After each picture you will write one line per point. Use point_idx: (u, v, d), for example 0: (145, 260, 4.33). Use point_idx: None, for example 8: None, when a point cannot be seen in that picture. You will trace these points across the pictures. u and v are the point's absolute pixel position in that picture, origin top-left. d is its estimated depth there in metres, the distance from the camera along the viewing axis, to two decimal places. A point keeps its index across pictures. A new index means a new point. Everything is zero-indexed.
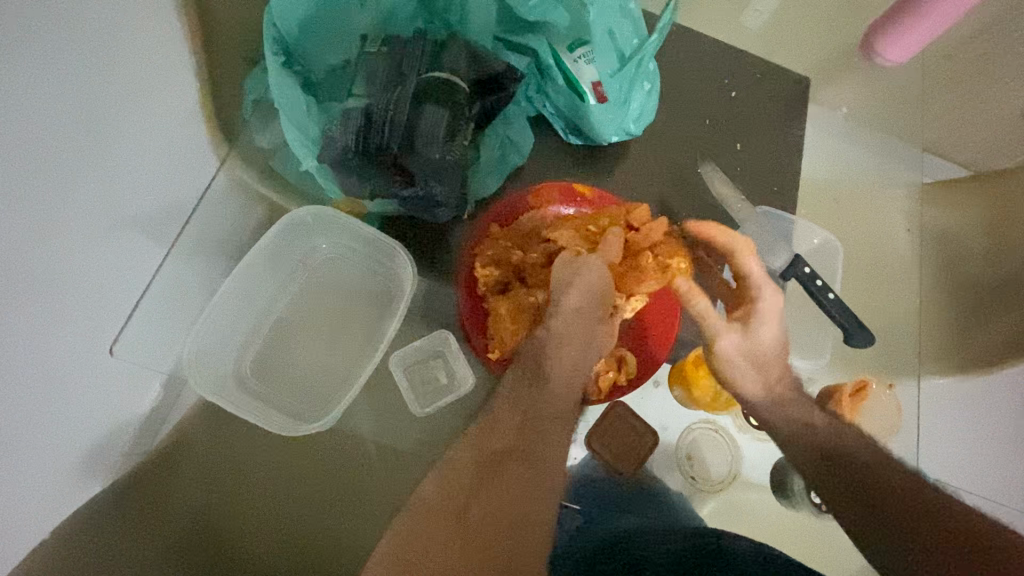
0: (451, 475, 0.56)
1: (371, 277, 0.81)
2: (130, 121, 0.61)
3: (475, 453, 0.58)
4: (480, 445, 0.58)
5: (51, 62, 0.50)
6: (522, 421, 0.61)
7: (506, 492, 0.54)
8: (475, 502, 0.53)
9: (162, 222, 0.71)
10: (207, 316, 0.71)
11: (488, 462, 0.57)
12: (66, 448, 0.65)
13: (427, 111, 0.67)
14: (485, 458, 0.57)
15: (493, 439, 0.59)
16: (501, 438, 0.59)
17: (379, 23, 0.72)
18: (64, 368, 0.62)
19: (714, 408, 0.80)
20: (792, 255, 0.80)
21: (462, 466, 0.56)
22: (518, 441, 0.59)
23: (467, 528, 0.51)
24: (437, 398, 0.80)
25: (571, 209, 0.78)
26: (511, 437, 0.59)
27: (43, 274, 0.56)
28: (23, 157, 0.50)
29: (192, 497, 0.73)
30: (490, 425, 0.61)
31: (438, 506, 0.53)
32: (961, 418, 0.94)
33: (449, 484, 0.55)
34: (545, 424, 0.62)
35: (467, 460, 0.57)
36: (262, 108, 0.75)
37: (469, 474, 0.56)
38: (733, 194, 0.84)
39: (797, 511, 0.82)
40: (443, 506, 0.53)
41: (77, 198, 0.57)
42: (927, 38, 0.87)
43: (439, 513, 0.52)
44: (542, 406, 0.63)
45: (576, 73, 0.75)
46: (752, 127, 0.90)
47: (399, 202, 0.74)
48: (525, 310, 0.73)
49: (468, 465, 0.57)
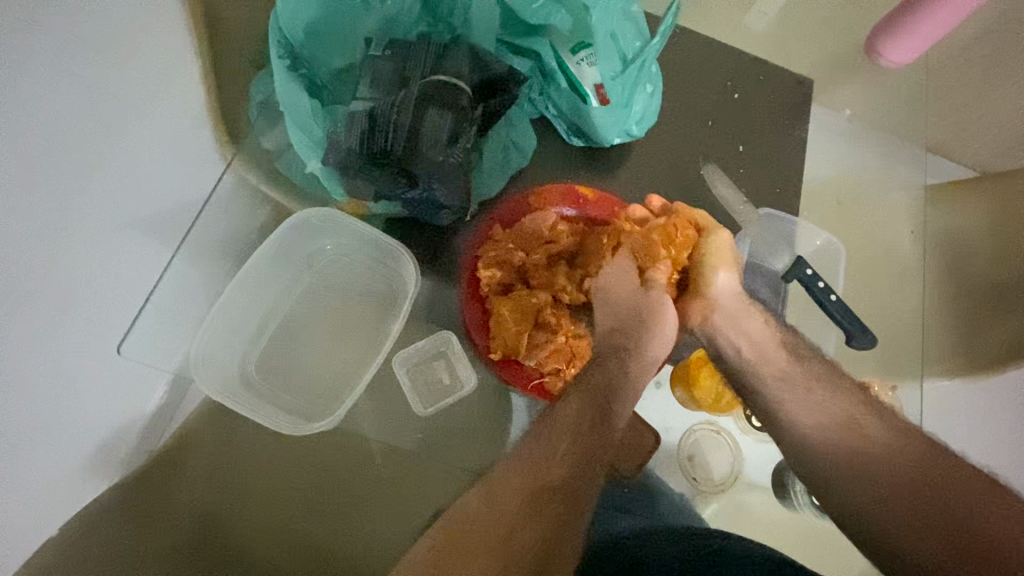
0: (497, 497, 0.51)
1: (374, 278, 0.81)
2: (135, 121, 0.62)
3: (526, 483, 0.51)
4: (531, 472, 0.52)
5: (52, 66, 0.51)
6: (583, 456, 0.54)
7: (549, 529, 0.48)
8: (519, 532, 0.48)
9: (167, 223, 0.72)
10: (212, 316, 0.72)
11: (539, 495, 0.50)
12: (71, 446, 0.66)
13: (430, 114, 0.67)
14: (536, 491, 0.51)
15: (549, 471, 0.52)
16: (559, 472, 0.52)
17: (383, 26, 0.73)
18: (70, 367, 0.63)
19: (715, 409, 0.80)
20: (793, 257, 0.83)
21: (511, 491, 0.51)
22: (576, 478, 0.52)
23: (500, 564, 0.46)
24: (440, 398, 0.82)
25: (574, 211, 0.78)
26: (570, 462, 0.53)
27: (48, 272, 0.57)
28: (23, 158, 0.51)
29: (201, 494, 0.73)
30: (549, 442, 0.55)
31: (478, 529, 0.48)
32: (965, 421, 0.94)
33: (494, 506, 0.50)
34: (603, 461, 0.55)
35: (517, 484, 0.51)
36: (268, 112, 0.77)
37: (518, 502, 0.50)
38: (736, 197, 0.85)
39: (799, 512, 0.82)
40: (483, 531, 0.48)
41: (82, 197, 0.58)
42: (930, 41, 0.87)
43: (474, 538, 0.48)
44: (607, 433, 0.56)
45: (577, 75, 0.76)
46: (754, 129, 0.90)
47: (402, 204, 0.74)
48: (526, 310, 0.74)
49: (515, 491, 0.51)
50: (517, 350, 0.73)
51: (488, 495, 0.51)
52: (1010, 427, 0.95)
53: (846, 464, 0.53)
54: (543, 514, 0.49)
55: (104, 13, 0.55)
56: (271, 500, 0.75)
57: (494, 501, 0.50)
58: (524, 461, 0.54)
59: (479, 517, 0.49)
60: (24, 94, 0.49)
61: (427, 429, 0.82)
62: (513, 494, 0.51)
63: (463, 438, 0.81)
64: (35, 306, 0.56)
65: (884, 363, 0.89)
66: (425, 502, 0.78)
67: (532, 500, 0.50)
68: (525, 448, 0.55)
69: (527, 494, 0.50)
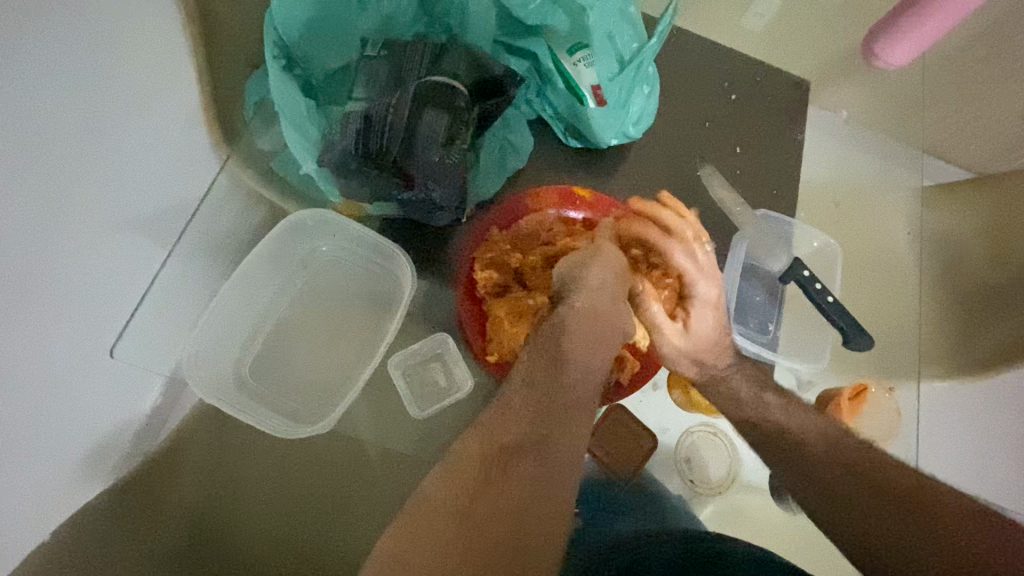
0: (455, 476, 0.47)
1: (369, 279, 0.81)
2: (130, 120, 0.61)
3: (482, 453, 0.48)
4: (486, 442, 0.50)
5: (45, 64, 0.50)
6: (539, 413, 0.52)
7: (513, 496, 0.45)
8: (479, 505, 0.44)
9: (161, 223, 0.71)
10: (206, 317, 0.72)
11: (497, 462, 0.47)
12: (64, 447, 0.65)
13: (427, 114, 0.67)
14: (494, 455, 0.48)
15: (507, 434, 0.50)
16: (515, 433, 0.50)
17: (380, 27, 0.72)
18: (63, 366, 0.62)
19: (712, 412, 0.80)
20: (791, 258, 0.81)
21: (467, 468, 0.47)
22: (535, 432, 0.51)
23: (466, 541, 0.42)
24: (436, 400, 0.81)
25: (571, 212, 0.77)
26: (528, 423, 0.51)
27: (43, 273, 0.56)
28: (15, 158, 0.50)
29: (193, 495, 0.73)
30: (506, 410, 0.53)
31: (434, 511, 0.44)
32: (962, 422, 0.94)
33: (453, 486, 0.46)
34: (565, 418, 0.53)
35: (472, 458, 0.48)
36: (264, 112, 0.75)
37: (477, 474, 0.46)
38: (733, 197, 0.84)
39: (800, 518, 0.79)
40: (441, 509, 0.44)
41: (77, 196, 0.58)
42: (923, 43, 0.87)
43: (435, 522, 0.43)
44: (567, 394, 0.55)
45: (575, 76, 0.75)
46: (751, 130, 0.90)
47: (399, 205, 0.74)
48: (524, 312, 0.73)
49: (473, 463, 0.48)
50: (515, 352, 0.73)
51: (443, 475, 0.48)
52: (1006, 430, 0.95)
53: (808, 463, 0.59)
54: (508, 484, 0.46)
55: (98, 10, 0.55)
56: (266, 493, 0.76)
57: (457, 475, 0.47)
58: (475, 434, 0.51)
59: (439, 497, 0.45)
60: (16, 92, 0.49)
61: (424, 431, 0.81)
62: (472, 467, 0.47)
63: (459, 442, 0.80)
64: (30, 305, 0.56)
65: (882, 365, 0.89)
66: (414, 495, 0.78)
67: (492, 467, 0.47)
68: (487, 416, 0.53)
69: (487, 461, 0.47)
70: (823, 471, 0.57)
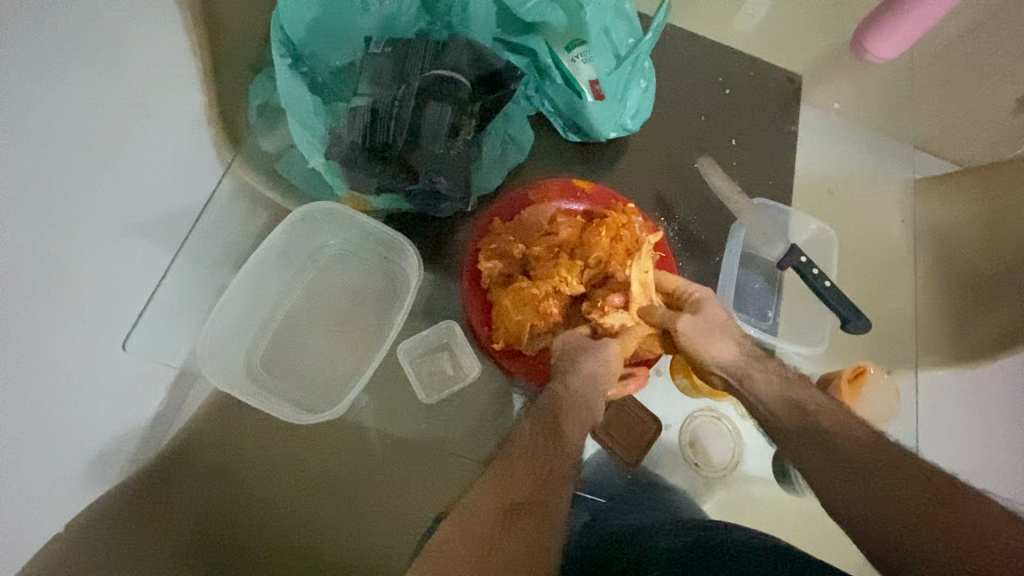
0: (481, 501, 0.55)
1: (375, 274, 0.82)
2: (139, 120, 0.64)
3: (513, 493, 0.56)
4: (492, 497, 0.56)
5: (49, 74, 0.52)
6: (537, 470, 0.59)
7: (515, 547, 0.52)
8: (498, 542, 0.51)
9: (168, 226, 0.73)
10: (216, 311, 0.72)
11: (513, 502, 0.55)
12: (75, 444, 0.66)
13: (431, 106, 0.68)
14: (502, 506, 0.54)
15: (513, 488, 0.56)
16: (519, 489, 0.57)
17: (382, 24, 0.74)
18: (84, 364, 0.65)
19: (715, 395, 0.81)
20: (787, 246, 0.84)
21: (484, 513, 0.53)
22: (535, 494, 0.57)
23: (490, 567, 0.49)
24: (443, 389, 0.82)
25: (573, 204, 0.80)
26: (528, 487, 0.57)
27: (58, 267, 0.58)
28: (17, 164, 0.51)
29: (204, 497, 0.74)
30: (505, 466, 0.59)
31: (463, 544, 0.51)
32: (959, 407, 0.97)
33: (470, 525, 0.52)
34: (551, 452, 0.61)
35: (486, 510, 0.54)
36: (268, 113, 0.78)
37: (492, 520, 0.53)
38: (729, 186, 0.86)
39: (802, 495, 0.82)
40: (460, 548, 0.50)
41: (87, 191, 0.60)
42: (922, 27, 0.87)
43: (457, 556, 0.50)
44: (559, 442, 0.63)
45: (573, 72, 0.77)
46: (746, 123, 0.93)
47: (405, 198, 0.76)
48: (526, 301, 0.73)
49: (486, 510, 0.54)
50: (521, 340, 0.74)
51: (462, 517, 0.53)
52: (1003, 414, 0.98)
53: (833, 461, 0.57)
54: (510, 531, 0.53)
55: (95, 19, 0.56)
56: (274, 489, 0.77)
57: (471, 521, 0.53)
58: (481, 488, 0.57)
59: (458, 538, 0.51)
60: (14, 95, 0.49)
61: (432, 421, 0.81)
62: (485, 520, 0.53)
63: (465, 433, 0.81)
64: (41, 301, 0.57)
65: (879, 350, 0.91)
66: (427, 501, 0.78)
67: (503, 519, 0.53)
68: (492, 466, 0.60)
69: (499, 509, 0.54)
70: (846, 466, 0.56)
